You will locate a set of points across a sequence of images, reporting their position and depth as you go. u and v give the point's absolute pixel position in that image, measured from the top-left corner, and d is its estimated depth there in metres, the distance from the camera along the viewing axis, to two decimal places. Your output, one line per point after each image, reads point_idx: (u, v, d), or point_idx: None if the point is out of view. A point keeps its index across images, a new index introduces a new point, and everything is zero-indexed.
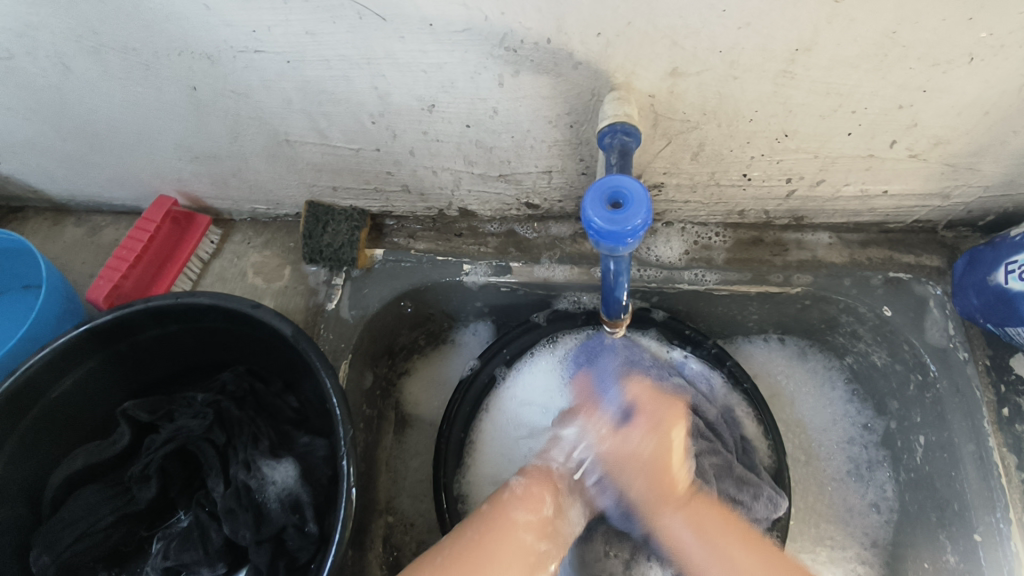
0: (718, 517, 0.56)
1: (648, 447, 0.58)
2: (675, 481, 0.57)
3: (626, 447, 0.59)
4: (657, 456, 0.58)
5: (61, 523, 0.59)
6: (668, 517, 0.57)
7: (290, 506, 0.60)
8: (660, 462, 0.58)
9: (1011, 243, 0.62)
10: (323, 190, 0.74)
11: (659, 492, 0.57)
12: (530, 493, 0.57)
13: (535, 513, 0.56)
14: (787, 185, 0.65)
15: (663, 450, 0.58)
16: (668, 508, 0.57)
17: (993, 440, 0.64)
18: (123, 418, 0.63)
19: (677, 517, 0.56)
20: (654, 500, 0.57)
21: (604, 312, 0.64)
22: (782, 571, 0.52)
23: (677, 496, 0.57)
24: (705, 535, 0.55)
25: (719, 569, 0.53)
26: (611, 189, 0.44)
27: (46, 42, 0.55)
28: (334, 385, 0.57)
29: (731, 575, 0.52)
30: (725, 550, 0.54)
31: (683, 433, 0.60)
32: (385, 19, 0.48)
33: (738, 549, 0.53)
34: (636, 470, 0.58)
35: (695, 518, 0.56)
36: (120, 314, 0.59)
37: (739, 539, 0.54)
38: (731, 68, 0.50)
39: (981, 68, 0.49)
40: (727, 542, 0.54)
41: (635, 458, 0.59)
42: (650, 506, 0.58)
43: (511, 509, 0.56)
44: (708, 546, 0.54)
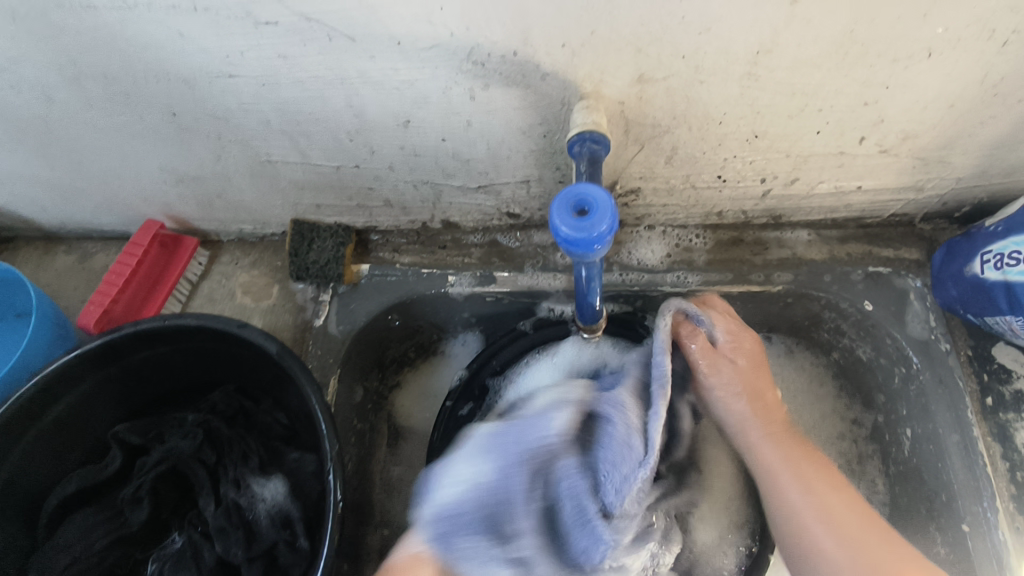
0: (817, 466, 0.56)
1: (743, 363, 0.61)
2: (766, 400, 0.60)
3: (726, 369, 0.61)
4: (743, 370, 0.61)
5: (55, 547, 0.60)
6: (758, 433, 0.58)
7: (281, 522, 0.62)
8: (752, 376, 0.61)
9: (986, 233, 0.63)
10: (307, 208, 0.75)
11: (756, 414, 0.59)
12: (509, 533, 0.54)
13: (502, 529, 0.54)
14: (762, 185, 0.66)
15: (755, 369, 0.61)
16: (758, 398, 0.60)
17: (978, 430, 0.64)
18: (114, 441, 0.65)
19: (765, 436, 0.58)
20: (752, 420, 0.59)
21: (580, 318, 0.65)
22: (849, 497, 0.53)
23: (763, 412, 0.60)
24: (787, 450, 0.57)
25: (795, 482, 0.54)
26: (577, 197, 0.44)
27: (28, 75, 0.56)
28: (320, 401, 0.57)
29: (806, 503, 0.53)
30: (796, 474, 0.55)
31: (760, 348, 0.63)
32: (356, 39, 0.49)
33: (846, 501, 0.53)
34: (739, 392, 0.60)
35: (834, 491, 0.54)
36: (108, 339, 0.60)
37: (821, 473, 0.55)
38: (697, 72, 0.51)
39: (940, 62, 0.50)
40: (840, 501, 0.53)
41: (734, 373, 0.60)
42: (743, 428, 0.59)
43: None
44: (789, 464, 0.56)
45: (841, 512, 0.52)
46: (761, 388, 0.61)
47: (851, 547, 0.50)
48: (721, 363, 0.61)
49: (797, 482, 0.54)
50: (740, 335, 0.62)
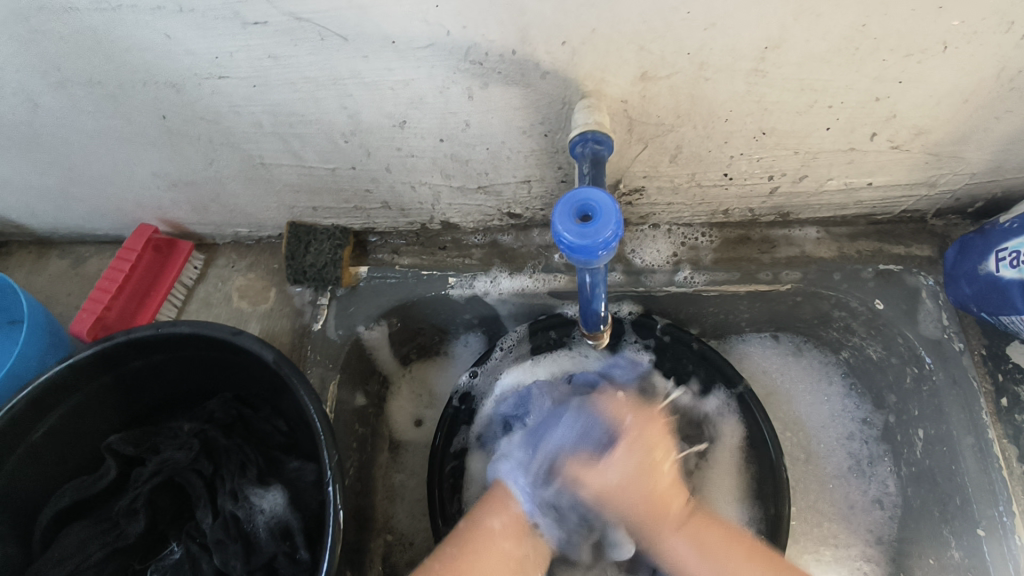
0: (714, 530, 0.54)
1: (626, 460, 0.53)
2: (664, 500, 0.53)
3: (604, 477, 0.53)
4: (642, 479, 0.53)
5: (49, 561, 0.59)
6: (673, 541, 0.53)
7: (280, 533, 0.60)
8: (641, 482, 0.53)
9: (1001, 231, 0.61)
10: (303, 210, 0.73)
11: (651, 512, 0.53)
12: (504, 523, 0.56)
13: (508, 516, 0.57)
14: (770, 183, 0.65)
15: (645, 451, 0.54)
16: (671, 521, 0.54)
17: (992, 432, 0.63)
18: (108, 452, 0.63)
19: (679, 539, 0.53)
20: (649, 520, 0.54)
21: (584, 325, 0.63)
22: (739, 547, 0.53)
23: (676, 515, 0.54)
24: (707, 555, 0.52)
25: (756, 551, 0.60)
26: (580, 202, 0.43)
27: (10, 80, 0.54)
28: (318, 411, 0.56)
29: None
30: (711, 556, 0.52)
31: (663, 430, 0.56)
32: (348, 39, 0.48)
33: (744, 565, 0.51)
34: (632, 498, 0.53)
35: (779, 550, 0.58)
36: (101, 347, 0.59)
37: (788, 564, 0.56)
38: (702, 69, 0.49)
39: (956, 56, 0.48)
40: (730, 560, 0.52)
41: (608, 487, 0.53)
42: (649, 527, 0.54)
43: (484, 517, 0.57)
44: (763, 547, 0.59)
45: (728, 557, 0.52)
46: (687, 520, 0.54)
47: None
48: (651, 477, 0.53)
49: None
50: (640, 434, 0.55)
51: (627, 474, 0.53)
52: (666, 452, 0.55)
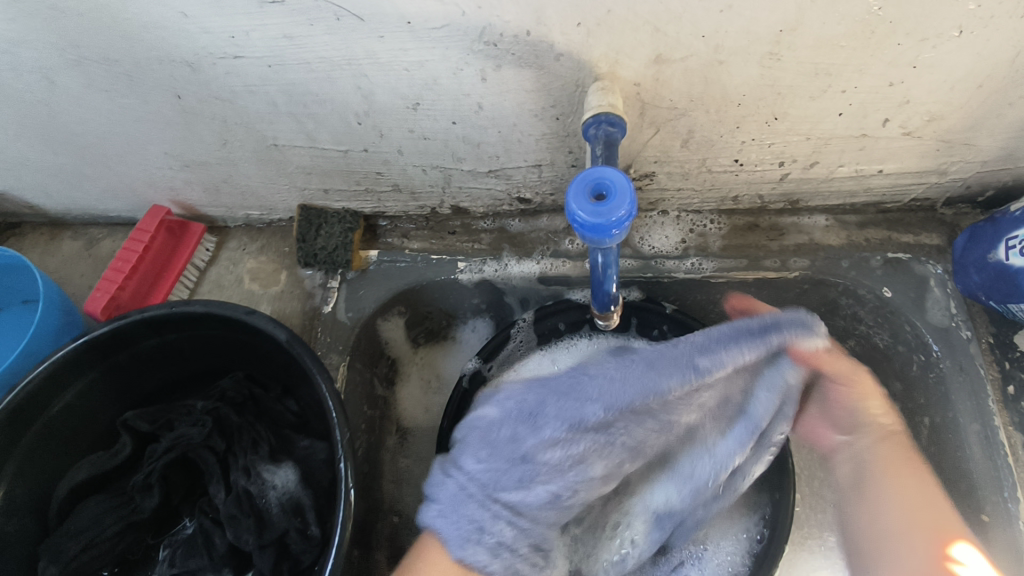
0: (911, 457, 0.58)
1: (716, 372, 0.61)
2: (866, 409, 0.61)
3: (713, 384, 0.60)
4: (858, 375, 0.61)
5: (66, 534, 0.60)
6: (883, 449, 0.59)
7: (291, 509, 0.61)
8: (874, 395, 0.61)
9: (1011, 218, 0.60)
10: (315, 193, 0.74)
11: (863, 412, 0.61)
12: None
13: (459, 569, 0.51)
14: (780, 169, 0.65)
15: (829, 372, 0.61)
16: (884, 430, 0.60)
17: (998, 419, 0.63)
18: (123, 428, 0.65)
19: (894, 442, 0.59)
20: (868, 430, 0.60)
21: (594, 305, 0.63)
22: (909, 463, 0.57)
23: (884, 427, 0.60)
24: (895, 467, 0.57)
25: (887, 482, 0.57)
26: (594, 180, 0.44)
27: (28, 57, 0.55)
28: (330, 389, 0.57)
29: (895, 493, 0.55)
30: (887, 456, 0.58)
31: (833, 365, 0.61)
32: (364, 19, 0.48)
33: (913, 479, 0.56)
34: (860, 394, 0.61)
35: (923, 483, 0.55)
36: (117, 325, 0.59)
37: (925, 485, 0.55)
38: (716, 52, 0.50)
39: (971, 41, 0.48)
40: (907, 473, 0.56)
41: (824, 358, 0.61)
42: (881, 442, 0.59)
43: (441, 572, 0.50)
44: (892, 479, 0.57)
45: (897, 466, 0.57)
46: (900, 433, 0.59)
47: (915, 508, 0.54)
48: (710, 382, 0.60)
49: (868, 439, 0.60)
50: (837, 373, 0.61)
51: (813, 370, 0.60)
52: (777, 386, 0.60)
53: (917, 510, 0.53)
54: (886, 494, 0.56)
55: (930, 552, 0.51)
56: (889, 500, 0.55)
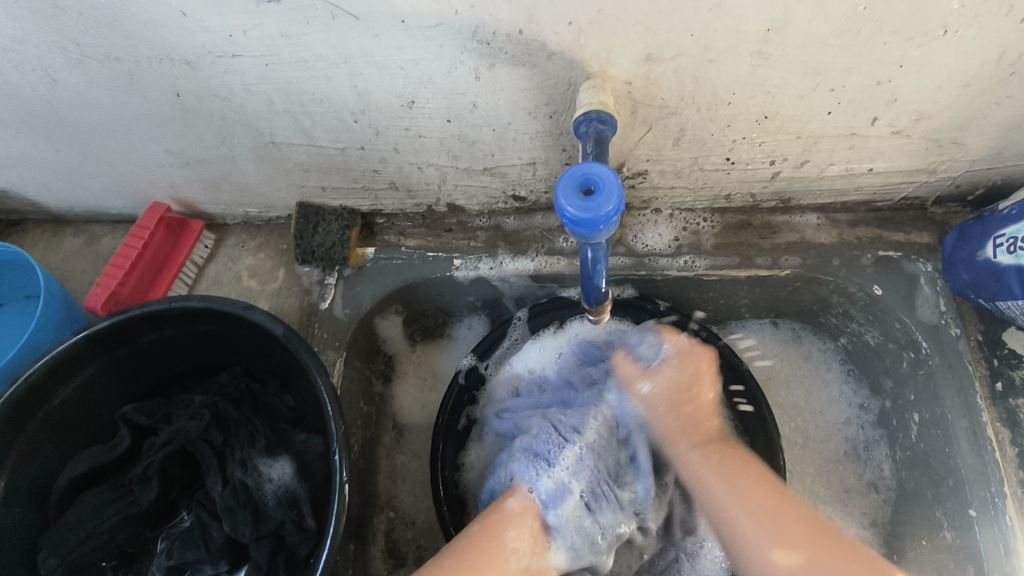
0: (742, 464, 0.57)
1: (670, 372, 0.61)
2: (703, 419, 0.60)
3: (660, 381, 0.61)
4: (686, 389, 0.61)
5: (66, 525, 0.61)
6: (692, 454, 0.58)
7: (287, 502, 0.62)
8: (688, 390, 0.61)
9: (1000, 216, 0.61)
10: (312, 191, 0.75)
11: (690, 422, 0.60)
12: (491, 530, 0.55)
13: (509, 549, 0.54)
14: (771, 167, 0.66)
15: (684, 374, 0.61)
16: (697, 436, 0.59)
17: (987, 415, 0.64)
18: (122, 422, 0.65)
19: (706, 450, 0.58)
20: (676, 433, 0.59)
21: (586, 301, 0.64)
22: (752, 471, 0.56)
23: (705, 433, 0.60)
24: (723, 470, 0.56)
25: (716, 486, 0.55)
26: (583, 176, 0.45)
27: (31, 55, 0.56)
28: (326, 383, 0.57)
29: (743, 502, 0.53)
30: (727, 461, 0.57)
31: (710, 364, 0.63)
32: (359, 18, 0.49)
33: (755, 485, 0.54)
34: (665, 399, 0.60)
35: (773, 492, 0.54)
36: (117, 319, 0.60)
37: (767, 493, 0.54)
38: (705, 51, 0.50)
39: (956, 40, 0.49)
40: (750, 487, 0.54)
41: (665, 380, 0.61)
42: (671, 443, 0.59)
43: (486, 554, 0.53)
44: (731, 483, 0.55)
45: (743, 478, 0.55)
46: (720, 446, 0.58)
47: (768, 526, 0.51)
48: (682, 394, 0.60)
49: (691, 446, 0.58)
50: (689, 357, 0.62)
51: (675, 365, 0.62)
52: (712, 373, 0.62)
53: (767, 511, 0.52)
54: (729, 502, 0.54)
55: (764, 539, 0.51)
56: (724, 499, 0.54)
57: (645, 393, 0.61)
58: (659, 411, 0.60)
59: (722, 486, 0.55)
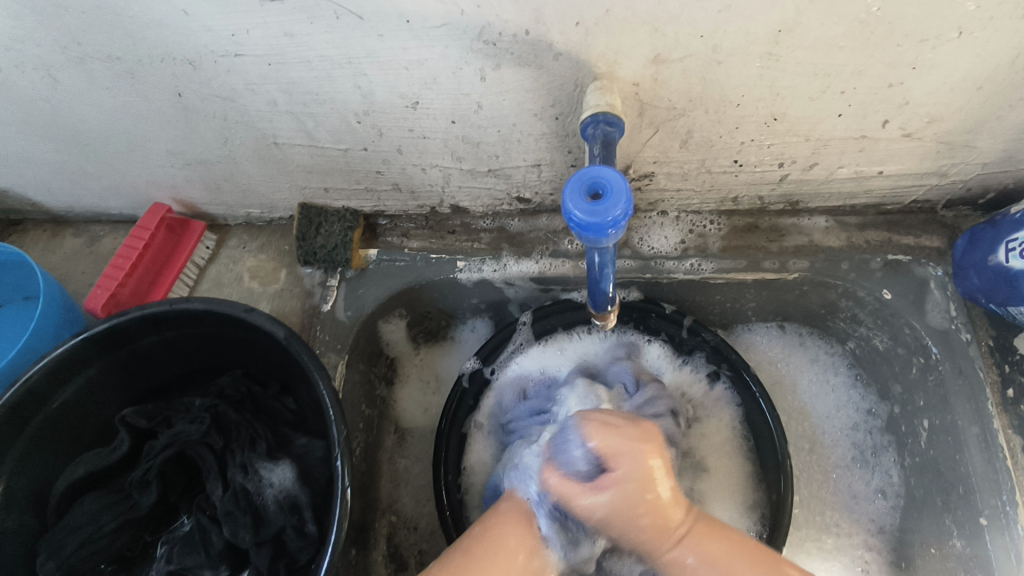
0: (720, 537, 0.49)
1: (618, 440, 0.52)
2: (664, 511, 0.50)
3: (603, 499, 0.50)
4: (640, 497, 0.50)
5: (64, 530, 0.60)
6: (671, 556, 0.49)
7: (288, 507, 0.61)
8: (637, 491, 0.50)
9: (1011, 221, 0.60)
10: (315, 192, 0.74)
11: (656, 529, 0.50)
12: (507, 518, 0.52)
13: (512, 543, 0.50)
14: (780, 170, 0.65)
15: (637, 486, 0.50)
16: (673, 533, 0.50)
17: (998, 422, 0.63)
18: (121, 425, 0.64)
19: (695, 550, 0.49)
20: (654, 540, 0.50)
21: (592, 305, 0.63)
22: (731, 551, 0.48)
23: (676, 528, 0.50)
24: (710, 564, 0.47)
25: None
26: (590, 180, 0.44)
27: (30, 54, 0.55)
28: (327, 387, 0.57)
29: None
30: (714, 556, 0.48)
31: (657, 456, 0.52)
32: (363, 18, 0.48)
33: (745, 569, 0.46)
34: (629, 487, 0.50)
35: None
36: (117, 321, 0.60)
37: None
38: (714, 52, 0.50)
39: (971, 42, 0.48)
40: (733, 569, 0.47)
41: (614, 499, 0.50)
42: (650, 543, 0.50)
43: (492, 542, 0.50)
44: None
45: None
46: (692, 531, 0.50)
47: None
48: (654, 519, 0.50)
49: (695, 565, 0.48)
50: (631, 457, 0.51)
51: (618, 497, 0.50)
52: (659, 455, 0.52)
53: None
54: None
55: None
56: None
57: (594, 511, 0.50)
58: (603, 514, 0.50)
59: None
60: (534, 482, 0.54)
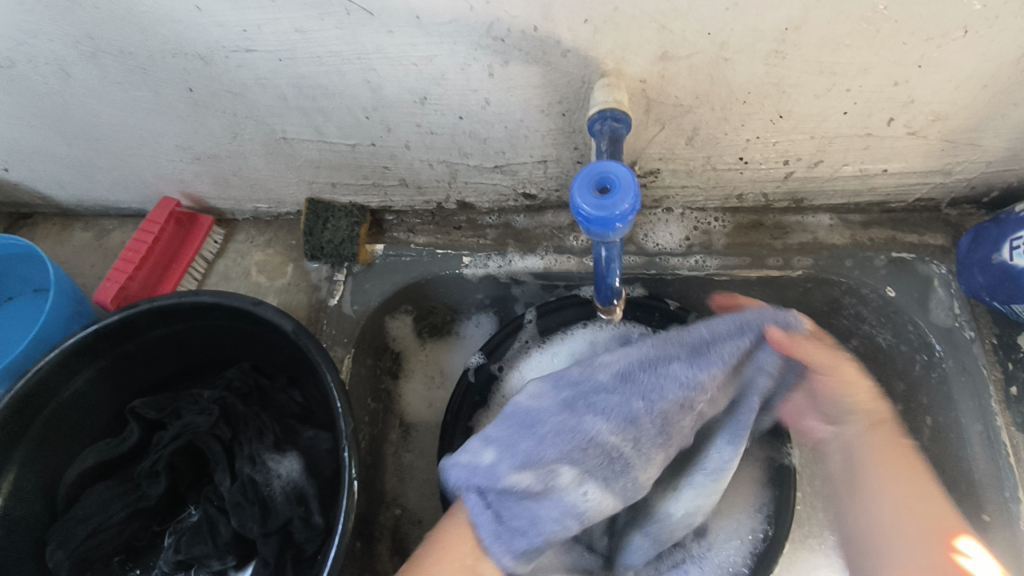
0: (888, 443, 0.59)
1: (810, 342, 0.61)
2: (842, 367, 0.62)
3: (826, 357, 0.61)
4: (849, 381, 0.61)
5: (74, 519, 0.61)
6: (855, 384, 0.61)
7: (295, 498, 0.62)
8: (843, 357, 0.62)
9: (1016, 219, 0.61)
10: (322, 186, 0.75)
11: (843, 378, 0.61)
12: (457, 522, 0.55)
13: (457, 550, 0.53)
14: (785, 167, 0.65)
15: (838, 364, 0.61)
16: (876, 398, 0.61)
17: (1000, 419, 0.63)
18: (131, 416, 0.66)
19: (864, 411, 0.60)
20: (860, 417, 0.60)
21: (598, 299, 0.64)
22: (901, 452, 0.59)
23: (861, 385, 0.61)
24: (884, 425, 0.60)
25: (872, 433, 0.60)
26: (598, 174, 0.44)
27: (43, 49, 0.56)
28: (335, 380, 0.57)
29: (874, 446, 0.59)
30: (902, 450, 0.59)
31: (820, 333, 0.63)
32: (373, 14, 0.49)
33: (892, 449, 0.59)
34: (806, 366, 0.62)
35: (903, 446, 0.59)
36: (126, 314, 0.60)
37: (919, 476, 0.57)
38: (721, 50, 0.50)
39: (977, 41, 0.48)
40: (892, 464, 0.57)
41: (834, 364, 0.61)
42: (804, 371, 0.61)
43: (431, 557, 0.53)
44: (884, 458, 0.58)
45: (888, 455, 0.58)
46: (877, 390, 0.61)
47: (894, 475, 0.57)
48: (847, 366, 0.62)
49: (856, 424, 0.60)
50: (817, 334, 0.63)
51: (854, 360, 0.62)
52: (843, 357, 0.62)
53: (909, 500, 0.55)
54: (864, 437, 0.59)
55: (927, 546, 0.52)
56: (880, 476, 0.57)
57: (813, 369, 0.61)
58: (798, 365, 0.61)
59: (878, 468, 0.58)
60: (466, 486, 0.55)
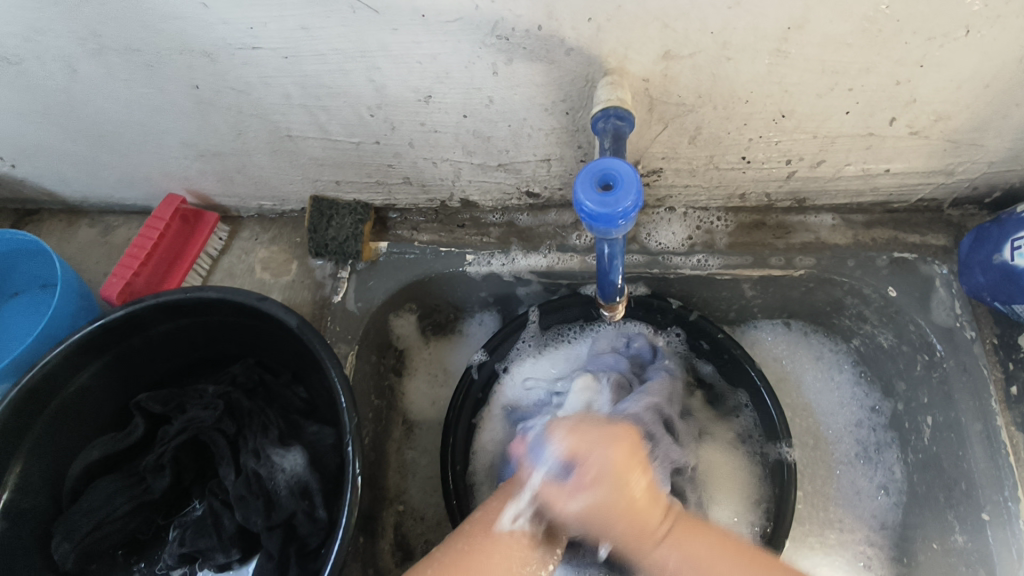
0: (702, 536, 0.49)
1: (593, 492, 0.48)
2: (638, 511, 0.48)
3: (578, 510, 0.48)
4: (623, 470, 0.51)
5: (79, 512, 0.61)
6: (656, 558, 0.48)
7: (299, 492, 0.62)
8: (619, 495, 0.48)
9: (1017, 220, 0.61)
10: (327, 184, 0.75)
11: (633, 534, 0.48)
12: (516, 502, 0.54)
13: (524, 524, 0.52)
14: (787, 167, 0.65)
15: (612, 490, 0.48)
16: (653, 531, 0.49)
17: (1001, 419, 0.64)
18: (137, 409, 0.66)
19: (671, 545, 0.48)
20: (631, 545, 0.49)
21: (601, 296, 0.64)
22: (729, 550, 0.48)
23: (655, 530, 0.49)
24: (684, 552, 0.48)
25: (678, 562, 0.48)
26: (601, 171, 0.45)
27: (51, 45, 0.56)
28: (339, 375, 0.58)
29: None
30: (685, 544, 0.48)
31: (636, 454, 0.50)
32: (379, 12, 0.49)
33: (729, 566, 0.47)
34: (608, 516, 0.48)
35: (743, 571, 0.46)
36: (132, 309, 0.61)
37: None
38: (724, 48, 0.50)
39: (978, 40, 0.49)
40: (722, 570, 0.47)
41: (573, 514, 0.49)
42: (630, 551, 0.49)
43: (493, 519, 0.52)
44: None
45: None
46: (673, 532, 0.49)
47: None
48: (620, 506, 0.48)
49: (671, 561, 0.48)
50: (604, 450, 0.50)
51: (593, 485, 0.48)
52: (638, 457, 0.50)
53: None
54: (670, 563, 0.48)
55: None
56: None
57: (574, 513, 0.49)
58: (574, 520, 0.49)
59: None
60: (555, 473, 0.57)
